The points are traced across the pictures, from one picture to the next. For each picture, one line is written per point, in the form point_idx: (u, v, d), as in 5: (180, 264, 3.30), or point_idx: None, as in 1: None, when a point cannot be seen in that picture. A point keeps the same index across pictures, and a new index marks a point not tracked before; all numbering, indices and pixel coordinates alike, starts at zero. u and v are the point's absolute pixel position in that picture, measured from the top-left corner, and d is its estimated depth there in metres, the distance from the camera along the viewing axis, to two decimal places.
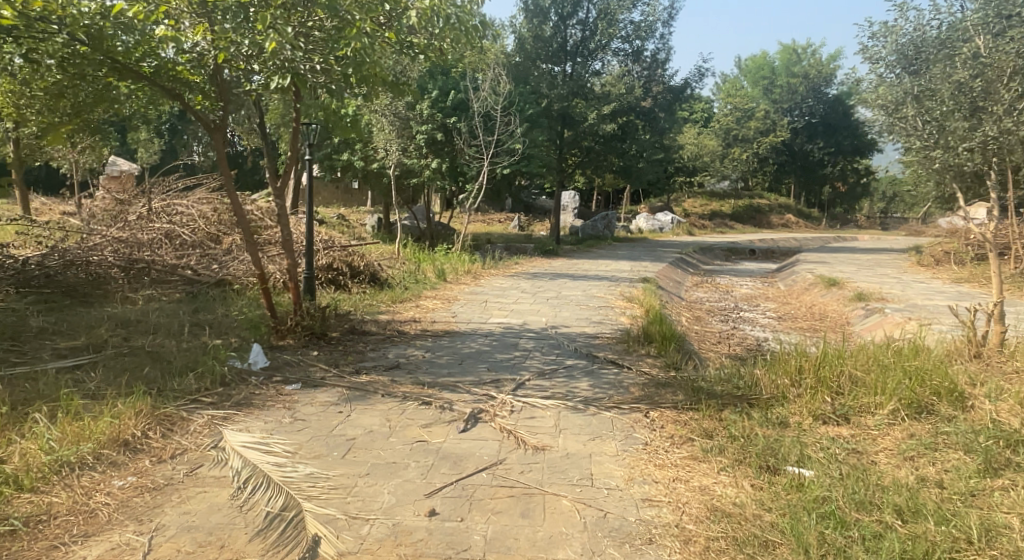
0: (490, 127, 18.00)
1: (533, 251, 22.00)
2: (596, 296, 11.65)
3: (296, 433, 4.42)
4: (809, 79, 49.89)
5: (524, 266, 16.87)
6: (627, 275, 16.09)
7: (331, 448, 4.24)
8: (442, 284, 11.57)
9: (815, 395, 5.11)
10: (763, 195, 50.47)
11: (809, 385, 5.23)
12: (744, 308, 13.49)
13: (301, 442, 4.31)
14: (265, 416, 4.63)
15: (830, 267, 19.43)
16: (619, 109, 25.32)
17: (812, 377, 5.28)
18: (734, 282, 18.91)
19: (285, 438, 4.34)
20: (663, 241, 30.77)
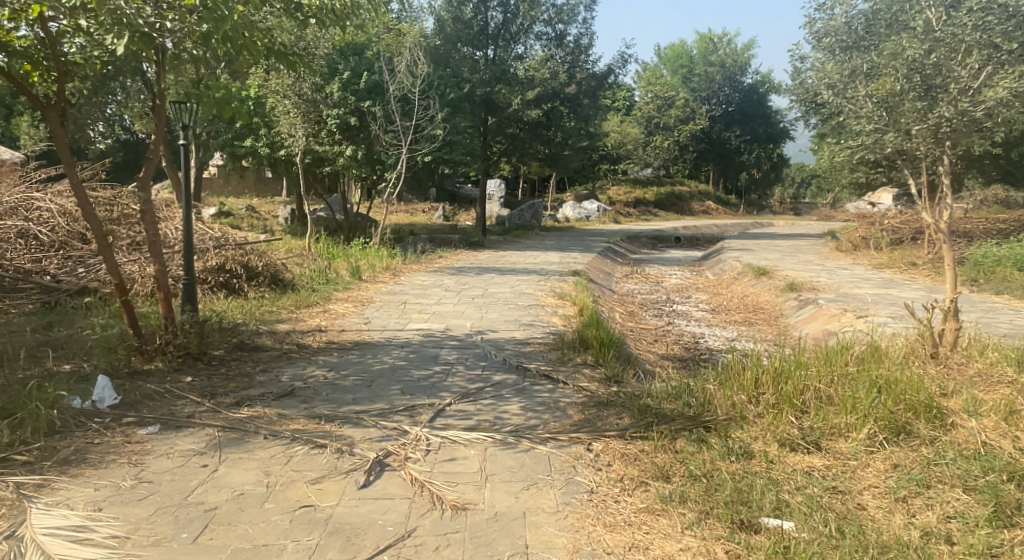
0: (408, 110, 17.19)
1: (457, 242, 21.16)
2: (525, 293, 10.89)
3: (132, 507, 3.45)
4: (726, 68, 50.43)
5: (447, 260, 16.03)
6: (555, 267, 15.43)
7: (179, 529, 3.31)
8: (357, 283, 10.69)
9: (778, 415, 4.42)
10: (685, 182, 50.78)
11: (770, 404, 4.54)
12: (675, 301, 12.91)
13: (139, 522, 3.36)
14: (99, 479, 3.67)
15: (756, 255, 19.18)
16: (543, 94, 24.64)
17: (773, 394, 4.60)
18: (663, 271, 18.46)
19: (117, 517, 3.38)
20: (590, 230, 30.31)
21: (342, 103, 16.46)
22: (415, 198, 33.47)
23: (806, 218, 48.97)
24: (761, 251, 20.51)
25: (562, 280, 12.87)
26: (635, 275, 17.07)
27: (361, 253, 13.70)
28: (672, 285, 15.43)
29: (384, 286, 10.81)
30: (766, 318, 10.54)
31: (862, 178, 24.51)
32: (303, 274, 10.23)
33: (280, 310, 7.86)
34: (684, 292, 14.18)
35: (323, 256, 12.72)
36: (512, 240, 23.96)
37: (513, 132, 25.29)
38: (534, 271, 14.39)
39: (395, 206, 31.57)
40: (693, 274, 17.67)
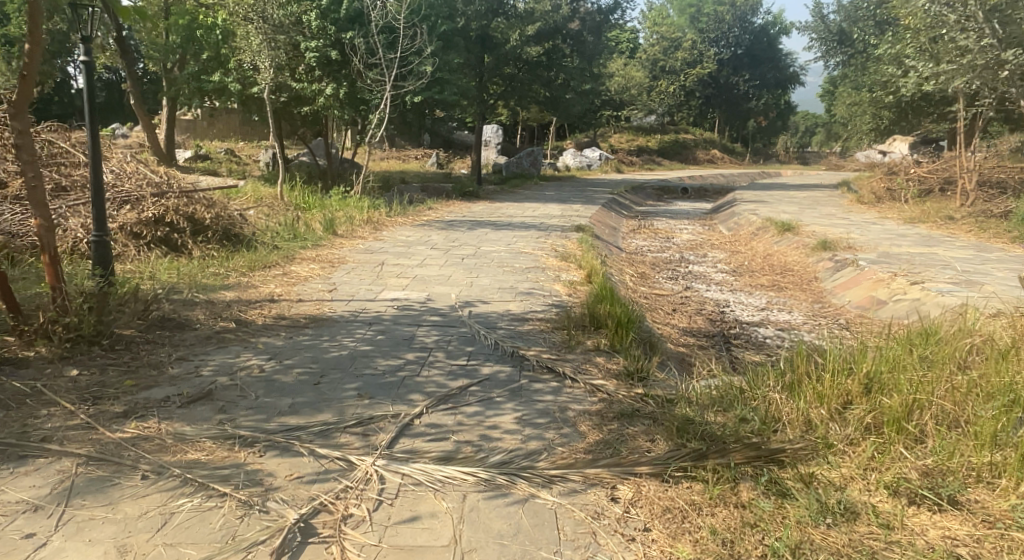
0: (392, 41, 15.93)
1: (451, 194, 19.82)
2: (524, 252, 9.66)
3: None
4: (736, 8, 48.13)
5: (438, 212, 14.78)
6: (556, 221, 14.16)
7: None
8: (330, 240, 9.55)
9: (885, 449, 3.50)
10: (690, 130, 48.99)
11: (868, 426, 3.62)
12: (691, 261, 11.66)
13: None
14: None
15: (771, 207, 17.83)
16: (544, 31, 23.65)
17: (871, 412, 3.67)
18: (672, 225, 17.16)
19: None
20: (593, 180, 28.89)
21: (320, 34, 15.39)
22: (408, 144, 31.94)
23: (815, 168, 47.33)
24: (778, 204, 19.19)
25: (565, 237, 11.62)
26: (646, 230, 15.81)
27: (340, 201, 12.57)
28: (684, 241, 14.13)
29: (362, 244, 9.62)
30: (797, 281, 9.27)
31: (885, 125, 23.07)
32: (259, 226, 9.16)
33: (232, 276, 6.70)
34: (700, 249, 12.91)
35: (296, 209, 11.48)
36: (510, 190, 22.60)
37: (512, 72, 24.00)
38: (534, 226, 13.13)
39: (387, 153, 30.10)
40: (705, 229, 16.37)
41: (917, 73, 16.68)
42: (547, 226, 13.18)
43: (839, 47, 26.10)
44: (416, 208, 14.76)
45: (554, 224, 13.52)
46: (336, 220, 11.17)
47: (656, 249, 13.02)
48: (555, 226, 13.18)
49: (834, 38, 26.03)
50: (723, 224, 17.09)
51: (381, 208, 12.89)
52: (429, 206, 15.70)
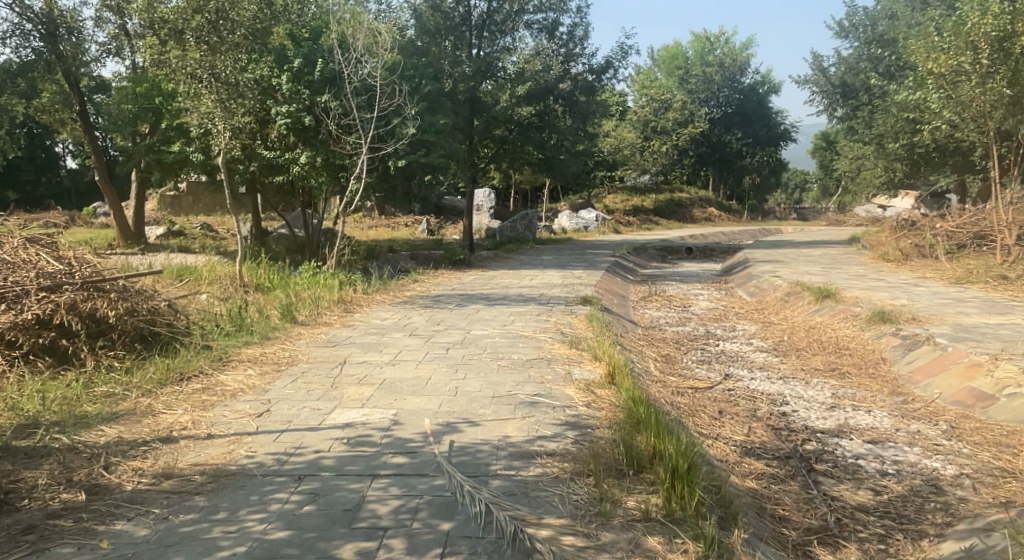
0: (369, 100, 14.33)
1: (442, 263, 18.24)
2: (524, 336, 7.92)
3: None
4: (725, 68, 46.84)
5: (425, 284, 13.24)
6: (556, 292, 12.58)
7: None
8: (287, 331, 8.05)
9: None
10: (684, 189, 48.03)
11: None
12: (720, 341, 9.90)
13: None
14: None
15: (789, 268, 16.29)
16: (537, 90, 22.37)
17: None
18: (685, 291, 15.54)
19: None
20: (590, 242, 27.39)
21: (294, 98, 14.00)
22: (397, 212, 30.68)
23: (815, 223, 46.04)
24: (797, 264, 17.59)
25: (574, 313, 9.93)
26: (661, 298, 14.16)
27: (310, 277, 11.01)
28: (705, 311, 12.39)
29: (328, 334, 8.00)
30: (859, 362, 7.48)
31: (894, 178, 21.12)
32: (197, 316, 7.65)
33: (132, 404, 5.24)
34: (728, 320, 11.16)
35: (254, 294, 9.97)
36: (504, 257, 21.09)
37: (503, 134, 22.82)
38: (535, 298, 11.49)
39: (375, 221, 28.78)
40: (722, 295, 14.71)
41: (943, 119, 15.09)
42: (549, 298, 11.54)
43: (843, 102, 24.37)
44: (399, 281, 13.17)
45: (556, 296, 11.87)
46: (300, 300, 9.54)
47: (678, 322, 11.30)
48: (558, 298, 11.55)
49: (837, 92, 24.30)
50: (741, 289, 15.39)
51: (353, 284, 11.20)
52: (415, 277, 14.11)
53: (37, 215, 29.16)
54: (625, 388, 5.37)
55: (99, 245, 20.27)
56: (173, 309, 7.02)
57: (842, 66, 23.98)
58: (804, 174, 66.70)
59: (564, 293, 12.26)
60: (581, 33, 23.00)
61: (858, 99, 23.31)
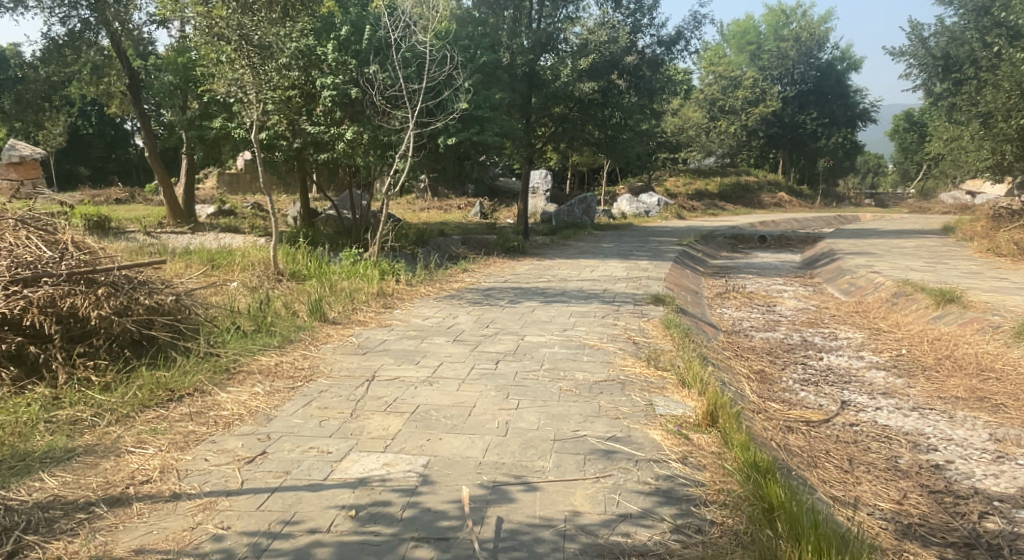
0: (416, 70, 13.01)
1: (496, 249, 16.99)
2: (591, 346, 6.64)
3: None
4: (801, 43, 44.47)
5: (477, 274, 12.06)
6: (623, 286, 11.27)
7: None
8: (315, 331, 6.94)
9: None
10: (751, 172, 45.92)
11: None
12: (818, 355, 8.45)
13: None
14: None
15: (884, 264, 14.66)
16: (600, 64, 21.00)
17: None
18: (769, 288, 14.03)
19: None
20: (656, 228, 25.88)
21: (342, 71, 12.86)
22: (452, 193, 29.63)
23: (894, 210, 43.49)
24: (892, 262, 15.84)
25: (647, 316, 8.54)
26: (742, 296, 12.66)
27: (348, 266, 9.84)
28: (794, 314, 10.90)
29: (359, 338, 6.81)
30: (1013, 392, 6.02)
31: (1000, 162, 19.70)
32: (209, 312, 6.52)
33: (99, 437, 4.13)
34: (826, 325, 9.68)
35: (286, 287, 8.94)
36: (563, 243, 19.81)
37: (562, 112, 21.66)
38: (599, 295, 10.18)
39: (429, 203, 27.78)
40: (809, 292, 13.19)
41: None
42: (615, 295, 10.21)
43: (945, 77, 23.52)
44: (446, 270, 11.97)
45: (622, 292, 10.55)
46: (332, 296, 8.35)
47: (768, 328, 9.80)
48: (624, 294, 10.23)
49: (938, 66, 23.44)
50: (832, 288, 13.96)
51: (394, 276, 9.99)
52: (467, 266, 12.91)
53: (96, 190, 28.90)
54: (733, 441, 4.11)
55: (149, 223, 19.43)
56: (181, 305, 5.92)
57: (943, 37, 23.04)
58: (879, 157, 63.55)
59: (632, 289, 10.94)
60: (650, 3, 21.49)
61: (963, 73, 22.14)
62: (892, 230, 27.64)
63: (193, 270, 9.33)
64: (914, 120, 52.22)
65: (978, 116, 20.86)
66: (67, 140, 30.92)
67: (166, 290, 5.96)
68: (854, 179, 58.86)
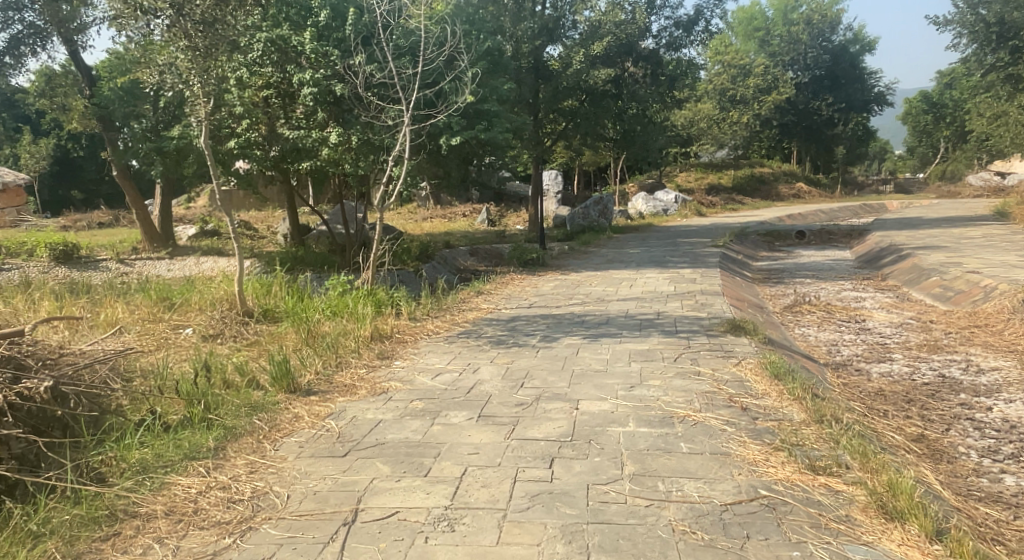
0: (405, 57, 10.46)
1: (513, 262, 14.83)
2: (677, 418, 4.60)
3: None
4: (813, 26, 42.07)
5: (495, 297, 9.99)
6: (675, 306, 9.21)
7: None
8: (279, 409, 4.74)
9: None
10: (766, 163, 43.77)
11: None
12: (970, 409, 6.27)
13: None
14: None
15: (981, 275, 12.73)
16: (615, 49, 18.95)
17: None
18: (850, 305, 12.06)
19: None
20: (680, 228, 23.85)
21: (323, 63, 10.39)
22: (456, 200, 27.60)
23: (919, 197, 41.55)
24: (973, 270, 13.67)
25: (737, 356, 6.34)
26: (818, 322, 10.53)
27: (335, 298, 7.62)
28: (895, 350, 8.76)
29: (339, 422, 4.56)
30: None
31: None
32: (130, 385, 4.64)
33: None
34: (954, 371, 7.56)
35: (253, 339, 6.73)
36: (584, 250, 17.74)
37: (573, 106, 19.54)
38: (654, 323, 8.10)
39: (431, 213, 25.92)
40: (902, 314, 11.22)
41: None
42: (674, 322, 8.10)
43: (999, 48, 21.66)
44: (457, 296, 9.87)
45: (679, 317, 8.47)
46: (309, 355, 5.91)
47: (887, 374, 7.58)
48: (682, 321, 8.15)
49: (992, 35, 21.49)
50: (920, 293, 13.50)
51: (389, 314, 7.72)
52: (485, 287, 10.92)
53: (70, 215, 26.57)
54: None
55: (123, 248, 17.13)
56: (61, 395, 4.10)
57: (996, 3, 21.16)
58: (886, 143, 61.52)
59: (689, 310, 8.85)
60: None
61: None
62: (940, 225, 25.67)
63: (133, 322, 7.05)
64: (933, 102, 49.99)
65: None
66: (54, 162, 29.01)
67: (43, 371, 4.11)
68: (864, 167, 56.64)
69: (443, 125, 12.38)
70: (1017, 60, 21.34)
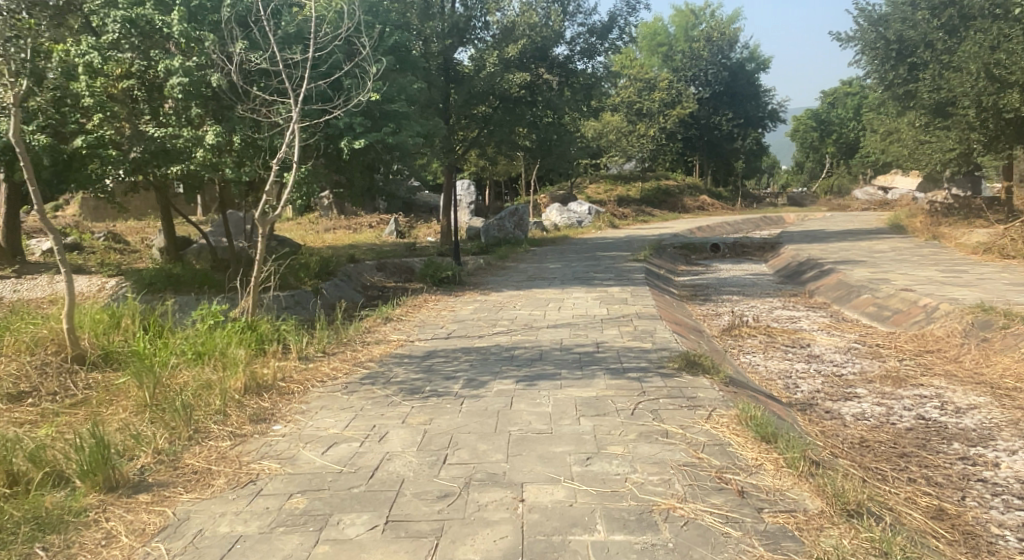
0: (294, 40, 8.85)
1: (426, 279, 13.40)
2: (660, 514, 3.73)
3: None
4: (713, 43, 42.63)
5: (410, 331, 8.66)
6: (613, 339, 8.08)
7: None
8: (84, 521, 3.78)
9: None
10: (671, 175, 43.70)
11: None
12: (975, 467, 5.33)
13: None
14: None
15: (912, 294, 12.15)
16: (530, 53, 17.88)
17: None
18: (786, 328, 11.24)
19: None
20: (595, 241, 22.99)
21: (199, 50, 8.79)
22: (361, 210, 25.99)
23: (816, 210, 42.39)
24: (903, 286, 13.00)
25: (707, 411, 5.24)
26: (761, 350, 9.60)
27: (200, 335, 6.09)
28: (856, 383, 7.84)
29: (171, 543, 3.62)
30: None
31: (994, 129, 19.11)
32: None
33: None
34: (933, 414, 6.65)
35: (91, 397, 5.48)
36: (501, 266, 16.54)
37: (484, 112, 18.22)
38: (594, 364, 6.91)
39: (334, 223, 24.24)
40: (841, 339, 10.44)
41: None
42: (621, 363, 6.93)
43: (898, 65, 22.45)
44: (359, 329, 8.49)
45: (621, 356, 7.33)
46: (148, 423, 4.63)
47: (862, 417, 6.62)
48: (628, 361, 7.00)
49: (891, 52, 22.42)
50: (853, 312, 12.68)
51: (269, 355, 6.21)
52: (392, 315, 9.61)
53: None
54: None
55: None
56: None
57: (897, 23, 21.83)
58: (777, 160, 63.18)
59: (633, 346, 7.74)
60: None
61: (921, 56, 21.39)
62: (849, 239, 25.71)
63: None
64: (821, 119, 51.65)
65: (943, 99, 20.53)
66: None
67: None
68: (758, 182, 57.84)
69: (345, 126, 10.92)
70: (915, 77, 22.10)
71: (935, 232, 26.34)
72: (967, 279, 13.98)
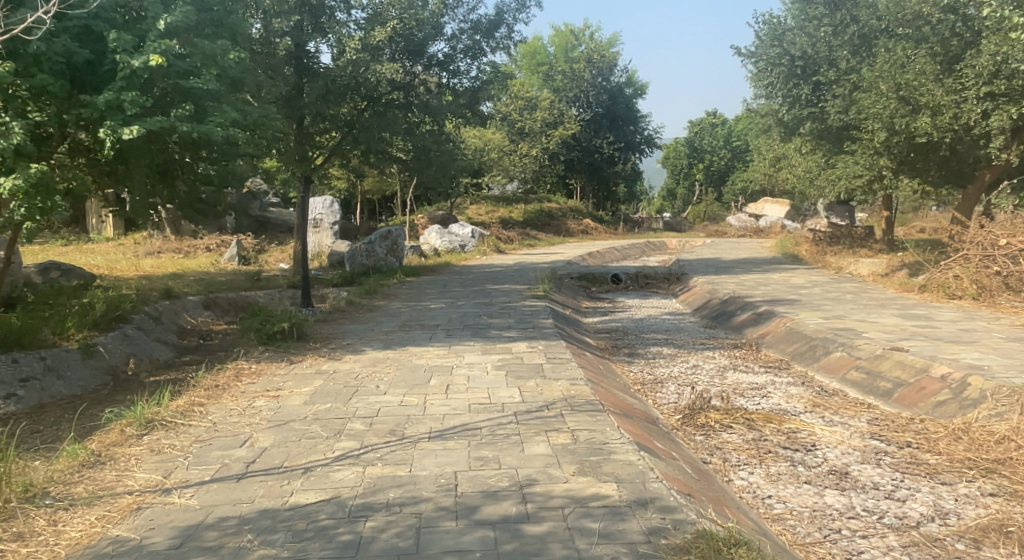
0: None
1: (252, 333, 9.35)
2: None
3: None
4: (592, 64, 40.18)
5: (182, 473, 4.75)
6: (549, 489, 4.45)
7: None
8: None
9: None
10: (553, 198, 40.60)
11: None
12: None
13: None
14: None
15: (907, 350, 9.17)
16: (400, 42, 14.21)
17: None
18: (763, 410, 7.93)
19: None
20: (478, 270, 19.37)
21: None
22: (199, 228, 21.37)
23: (698, 235, 40.56)
24: (886, 340, 9.90)
25: None
26: (756, 462, 6.20)
27: None
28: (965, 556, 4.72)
29: None
30: None
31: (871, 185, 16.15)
32: None
33: None
34: None
35: None
36: (366, 306, 12.71)
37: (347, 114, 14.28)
38: None
39: (160, 245, 19.61)
40: (853, 430, 7.22)
41: None
42: None
43: (800, 85, 20.03)
44: (75, 477, 4.63)
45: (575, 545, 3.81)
46: None
47: None
48: None
49: (795, 70, 19.87)
50: (829, 377, 9.41)
51: None
52: (163, 422, 5.74)
53: None
54: None
55: None
56: None
57: (801, 36, 19.47)
58: (652, 186, 61.68)
59: (591, 505, 4.22)
60: None
61: (825, 75, 19.09)
62: (759, 270, 23.22)
63: None
64: (695, 146, 50.67)
65: (850, 125, 18.42)
66: None
67: None
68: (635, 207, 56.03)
69: (108, 104, 7.57)
70: (820, 98, 19.73)
71: (837, 263, 24.23)
72: (945, 326, 11.24)
